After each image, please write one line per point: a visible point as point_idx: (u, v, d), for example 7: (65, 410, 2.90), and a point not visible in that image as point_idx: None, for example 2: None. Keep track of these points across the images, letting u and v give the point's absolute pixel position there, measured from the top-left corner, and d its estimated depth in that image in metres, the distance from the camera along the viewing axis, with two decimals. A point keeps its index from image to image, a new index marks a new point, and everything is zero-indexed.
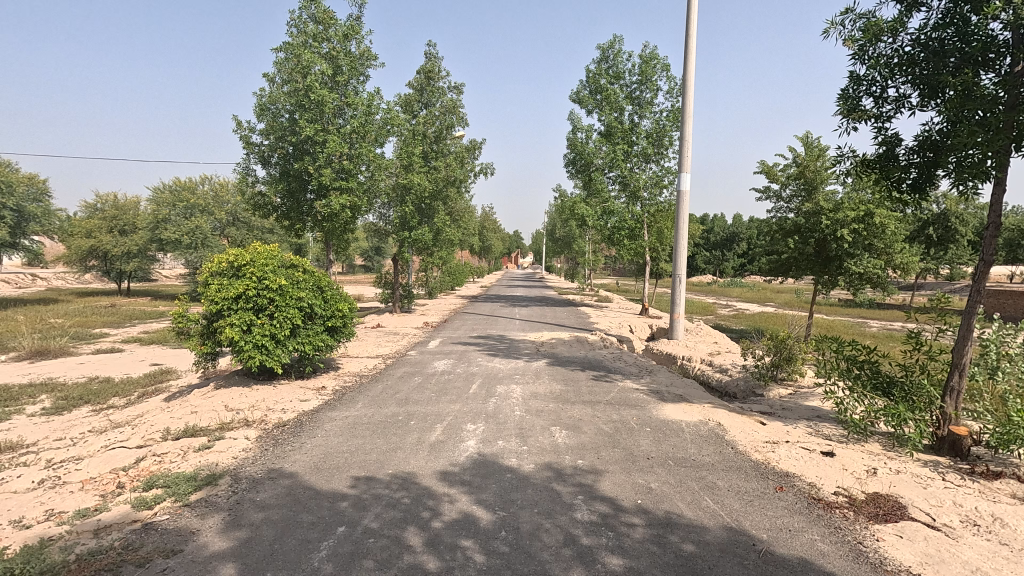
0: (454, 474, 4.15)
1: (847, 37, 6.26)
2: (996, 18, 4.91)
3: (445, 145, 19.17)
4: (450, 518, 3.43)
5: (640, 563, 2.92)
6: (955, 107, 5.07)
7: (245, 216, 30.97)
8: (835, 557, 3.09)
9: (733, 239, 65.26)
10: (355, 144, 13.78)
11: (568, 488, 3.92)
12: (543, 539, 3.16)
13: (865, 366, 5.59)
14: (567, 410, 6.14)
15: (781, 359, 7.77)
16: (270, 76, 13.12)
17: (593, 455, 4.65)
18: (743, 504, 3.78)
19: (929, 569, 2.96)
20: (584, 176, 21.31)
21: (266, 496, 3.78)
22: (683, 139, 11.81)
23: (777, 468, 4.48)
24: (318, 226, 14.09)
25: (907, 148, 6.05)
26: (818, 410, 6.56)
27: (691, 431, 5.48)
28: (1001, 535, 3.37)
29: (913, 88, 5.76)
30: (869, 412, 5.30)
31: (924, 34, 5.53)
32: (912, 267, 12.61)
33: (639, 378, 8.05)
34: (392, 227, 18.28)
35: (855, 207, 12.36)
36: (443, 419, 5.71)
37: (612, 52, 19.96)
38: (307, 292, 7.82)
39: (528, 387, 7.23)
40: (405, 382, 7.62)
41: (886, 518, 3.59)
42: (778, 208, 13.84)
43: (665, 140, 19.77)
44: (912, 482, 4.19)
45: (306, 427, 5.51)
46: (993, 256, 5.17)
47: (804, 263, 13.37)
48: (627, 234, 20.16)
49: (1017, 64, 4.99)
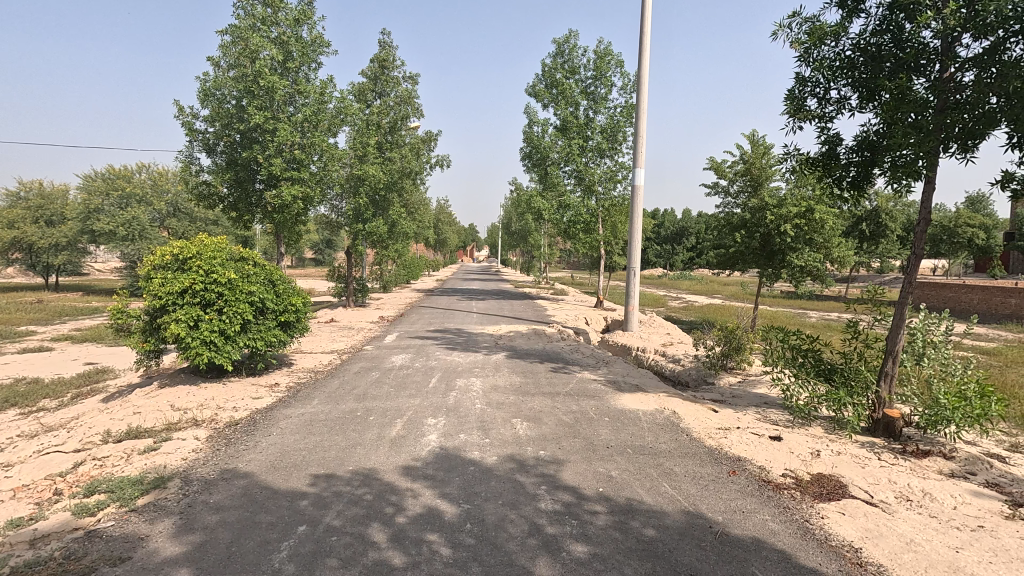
0: (417, 469, 4.12)
1: (793, 40, 6.53)
2: (927, 28, 5.25)
3: (400, 136, 18.94)
4: (414, 512, 3.40)
5: (605, 550, 2.98)
6: (891, 109, 5.38)
7: (186, 206, 29.53)
8: (785, 536, 3.25)
9: (683, 234, 67.40)
10: (306, 134, 13.37)
11: (531, 479, 3.96)
12: (508, 530, 3.19)
13: (808, 354, 5.86)
14: (527, 401, 6.19)
15: (731, 349, 8.15)
16: (215, 60, 12.48)
17: (554, 446, 4.71)
18: (699, 488, 3.92)
19: (868, 543, 3.17)
20: (540, 169, 21.47)
21: (221, 497, 3.64)
22: (637, 134, 12.01)
23: (729, 453, 4.68)
24: (268, 218, 13.55)
25: (846, 148, 6.38)
26: (765, 396, 6.88)
27: (648, 419, 5.63)
28: (931, 509, 3.65)
29: (853, 90, 6.07)
30: (812, 398, 5.58)
31: (863, 40, 5.83)
32: (848, 260, 13.35)
33: (596, 369, 8.21)
34: (344, 219, 17.73)
35: (797, 203, 12.95)
36: (402, 414, 5.64)
37: (567, 46, 20.11)
38: (258, 285, 7.54)
39: (488, 380, 7.24)
40: (361, 377, 7.47)
41: (830, 497, 3.81)
42: (726, 203, 14.36)
43: (619, 136, 20.06)
44: (852, 463, 4.46)
45: (259, 425, 5.33)
46: (923, 250, 5.54)
47: (750, 257, 13.91)
48: (582, 228, 20.43)
49: (947, 70, 5.33)
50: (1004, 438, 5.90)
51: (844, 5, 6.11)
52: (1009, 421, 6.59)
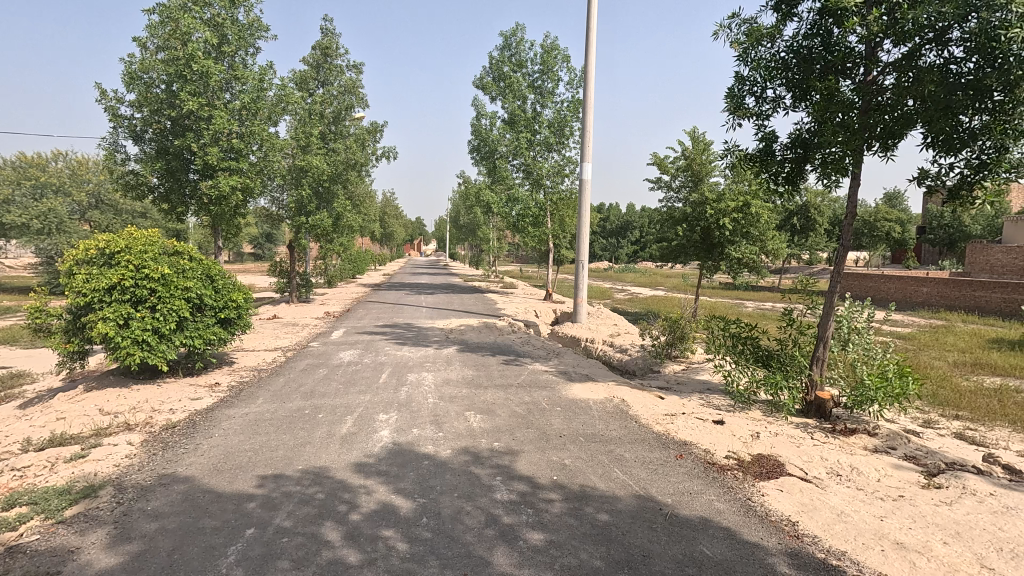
0: (369, 465, 4.05)
1: (733, 40, 6.79)
2: (852, 34, 5.58)
3: (344, 127, 18.46)
4: (368, 509, 3.34)
5: (560, 536, 3.04)
6: (821, 109, 5.69)
7: (110, 198, 27.62)
8: (729, 514, 3.42)
9: (627, 228, 69.27)
10: (244, 122, 12.77)
11: (486, 470, 3.98)
12: (465, 522, 3.19)
13: (748, 341, 6.12)
14: (480, 394, 6.21)
15: (675, 338, 8.49)
16: (141, 41, 11.68)
17: (508, 437, 4.74)
18: (648, 473, 4.05)
19: (804, 517, 3.37)
20: (488, 162, 21.43)
21: (160, 504, 3.45)
22: (584, 129, 12.18)
23: (676, 438, 4.85)
24: (204, 211, 12.82)
25: (781, 145, 6.71)
26: (708, 383, 7.20)
27: (599, 408, 5.77)
28: (858, 482, 3.93)
29: (787, 90, 6.39)
30: (752, 383, 5.84)
31: (796, 42, 6.14)
32: (781, 252, 14.08)
33: (547, 360, 8.31)
34: (286, 212, 17.01)
35: (735, 197, 13.51)
36: (353, 410, 5.53)
37: (514, 40, 20.11)
38: (195, 281, 7.16)
39: (439, 374, 7.19)
40: (308, 374, 7.25)
41: (768, 476, 4.03)
42: (669, 197, 14.84)
43: (566, 130, 20.27)
44: (788, 443, 4.72)
45: (199, 427, 5.08)
46: (849, 243, 5.91)
47: (692, 250, 14.42)
48: (530, 221, 20.54)
49: (870, 74, 5.68)
50: (918, 416, 6.44)
51: (779, 7, 6.39)
52: (923, 400, 7.19)
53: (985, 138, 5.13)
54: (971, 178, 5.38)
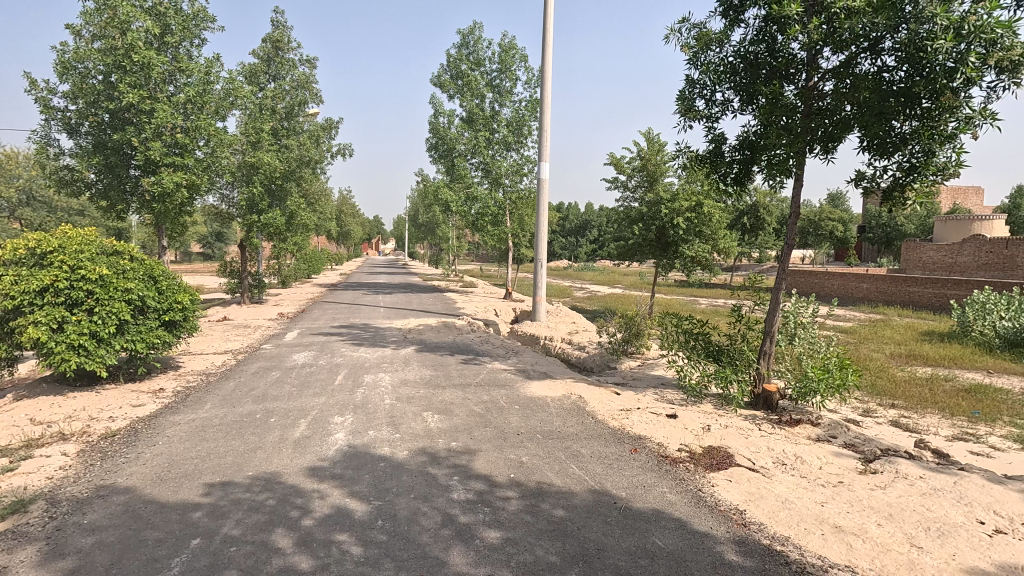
0: (323, 469, 3.97)
1: (684, 44, 6.97)
2: (795, 41, 5.82)
3: (297, 123, 18.17)
4: (322, 514, 3.27)
5: (517, 533, 3.06)
6: (766, 113, 5.91)
7: (43, 194, 26.03)
8: (681, 505, 3.52)
9: (586, 227, 70.24)
10: (189, 116, 12.25)
11: (443, 470, 3.96)
12: (421, 523, 3.16)
13: (700, 337, 6.28)
14: (438, 394, 6.17)
15: (631, 335, 8.62)
16: (75, 28, 11.04)
17: (466, 436, 4.74)
18: (604, 467, 4.13)
19: (751, 505, 3.51)
20: (447, 161, 21.31)
21: (98, 517, 3.28)
22: (541, 129, 12.25)
23: (631, 433, 4.95)
24: (146, 208, 12.22)
25: (730, 146, 6.93)
26: (662, 378, 7.38)
27: (557, 405, 5.84)
28: (801, 470, 4.11)
29: (735, 93, 6.60)
30: (703, 377, 6.01)
31: (743, 47, 6.36)
32: (731, 250, 14.56)
33: (506, 359, 8.34)
34: (237, 210, 16.44)
35: (689, 197, 13.88)
36: (307, 413, 5.40)
37: (472, 38, 20.06)
38: (137, 282, 6.83)
39: (397, 374, 7.11)
40: (260, 378, 7.02)
41: (718, 467, 4.17)
42: (625, 197, 15.12)
43: (524, 130, 20.33)
44: (737, 434, 4.89)
45: (141, 435, 4.85)
46: (794, 241, 6.16)
47: (647, 249, 14.73)
48: (489, 220, 20.50)
49: (811, 79, 5.93)
50: (858, 405, 6.80)
51: (727, 13, 6.60)
52: (862, 390, 7.59)
53: (915, 142, 5.44)
54: (903, 180, 5.69)
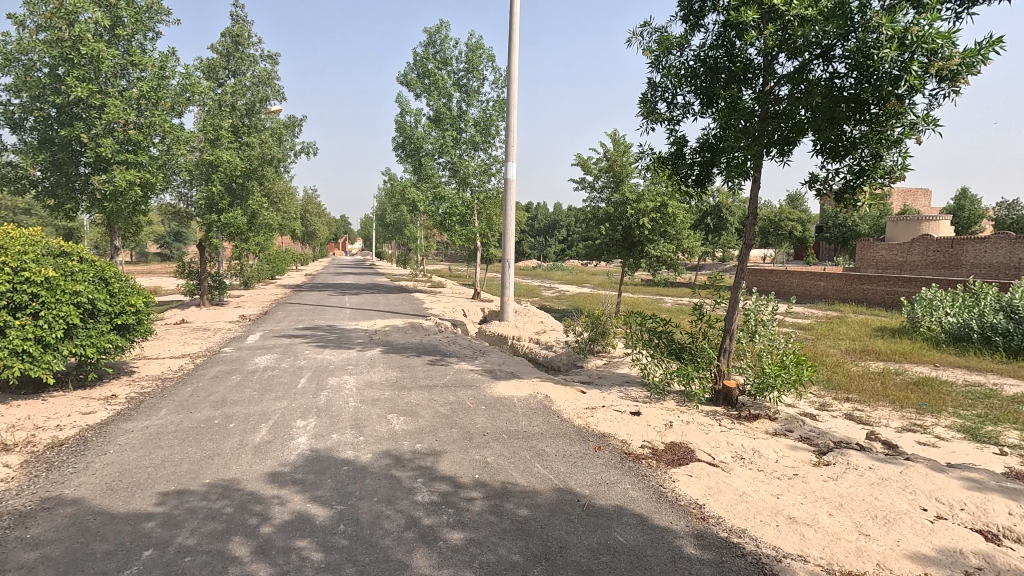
0: (284, 474, 3.89)
1: (646, 47, 7.08)
2: (751, 46, 5.99)
3: (258, 120, 17.74)
4: (281, 520, 3.21)
5: (480, 534, 3.06)
6: (725, 115, 6.07)
7: None
8: (642, 501, 3.58)
9: (554, 227, 70.70)
10: (143, 112, 11.82)
11: (408, 472, 3.93)
12: (384, 526, 3.13)
13: (663, 335, 6.40)
14: (403, 396, 6.12)
15: (597, 334, 8.73)
16: (18, 18, 10.52)
17: (431, 437, 4.71)
18: (568, 465, 4.17)
19: (710, 499, 3.60)
20: (414, 160, 21.13)
21: (42, 530, 3.14)
22: (508, 129, 12.27)
23: (595, 431, 5.02)
24: (96, 207, 11.73)
25: (691, 149, 7.08)
26: (628, 376, 7.49)
27: (523, 404, 5.86)
28: (759, 464, 4.24)
29: (695, 97, 6.74)
30: (666, 375, 6.13)
31: (703, 52, 6.51)
32: (695, 250, 14.87)
33: (473, 359, 8.33)
34: (195, 210, 15.94)
35: (654, 198, 14.12)
36: (268, 418, 5.28)
37: (438, 37, 19.94)
38: (86, 284, 6.56)
39: (362, 377, 7.02)
40: (219, 382, 6.83)
41: (680, 462, 4.26)
42: (592, 197, 15.28)
43: (492, 130, 20.30)
44: (698, 430, 5.01)
45: (91, 443, 4.66)
46: (752, 240, 6.32)
47: (614, 249, 14.92)
48: (457, 220, 20.40)
49: (767, 84, 6.10)
50: (814, 400, 7.04)
51: (687, 18, 6.74)
52: (819, 385, 7.86)
53: (864, 146, 5.67)
54: (854, 182, 5.92)
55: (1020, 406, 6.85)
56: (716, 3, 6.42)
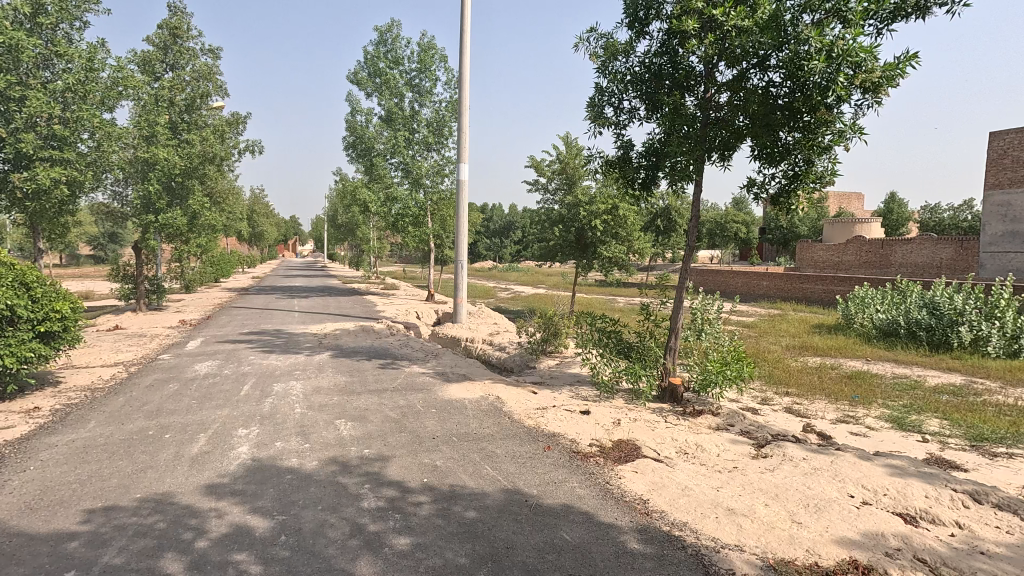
0: (223, 486, 3.74)
1: (592, 53, 7.22)
2: (693, 54, 6.19)
3: (199, 116, 17.00)
4: (218, 534, 3.08)
5: (427, 538, 3.04)
6: (669, 121, 6.25)
7: None
8: (589, 498, 3.64)
9: (510, 228, 70.98)
10: (69, 106, 11.12)
11: (354, 479, 3.85)
12: (328, 535, 3.06)
13: (612, 335, 6.52)
14: (352, 401, 5.99)
15: (549, 334, 8.81)
16: None
17: (380, 442, 4.64)
18: (517, 466, 4.19)
19: (654, 494, 3.69)
20: (365, 161, 20.75)
21: None
22: (460, 130, 12.23)
23: (545, 431, 5.06)
24: (17, 206, 10.95)
25: (637, 153, 7.25)
26: (579, 376, 7.59)
27: (474, 406, 5.85)
28: (701, 458, 4.38)
29: (640, 102, 6.92)
30: (615, 373, 6.25)
31: (647, 59, 6.69)
32: (646, 251, 15.23)
33: (425, 362, 8.25)
34: (131, 209, 15.12)
35: (605, 200, 14.38)
36: (207, 427, 5.07)
37: (390, 36, 19.67)
38: (5, 289, 6.12)
39: (309, 382, 6.83)
40: (155, 391, 6.50)
41: (626, 459, 4.36)
42: (545, 199, 15.44)
43: (445, 131, 20.16)
44: (645, 427, 5.13)
45: (9, 460, 4.34)
46: (695, 242, 6.53)
47: (567, 250, 15.10)
48: (410, 221, 20.17)
49: (708, 92, 6.33)
50: (756, 395, 7.34)
51: (632, 25, 6.91)
52: (760, 380, 8.20)
53: (798, 152, 5.95)
54: (788, 186, 6.21)
55: (940, 396, 7.38)
56: (660, 12, 6.60)
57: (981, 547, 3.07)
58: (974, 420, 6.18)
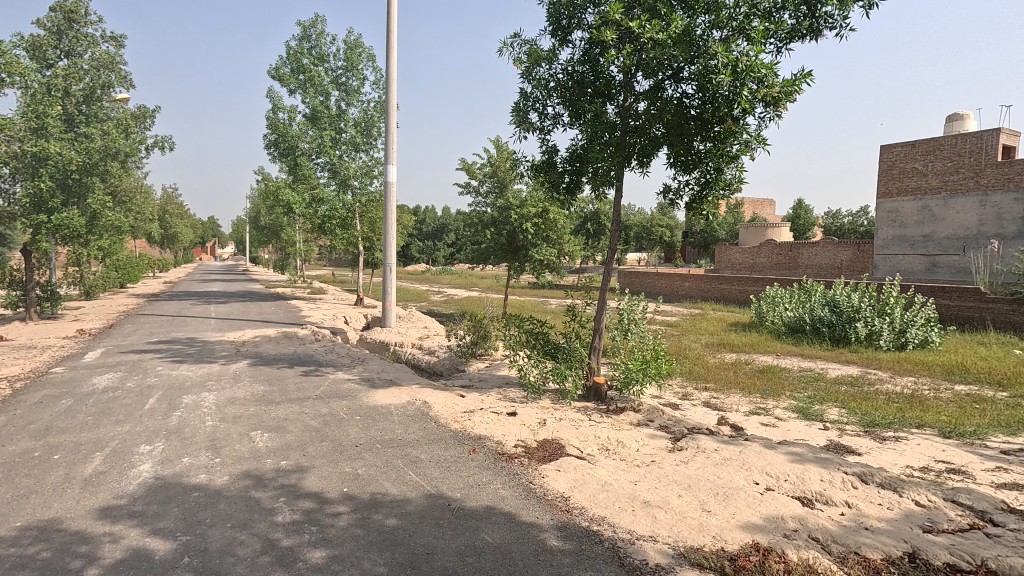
0: (120, 508, 3.46)
1: (516, 58, 7.31)
2: (613, 64, 6.42)
3: (99, 108, 15.68)
4: (112, 560, 2.86)
5: (344, 549, 2.96)
6: (590, 127, 6.44)
7: None
8: (512, 499, 3.67)
9: (443, 231, 70.56)
10: None
11: (269, 493, 3.68)
12: (237, 553, 2.91)
13: (539, 336, 6.62)
14: (270, 411, 5.73)
15: (479, 337, 8.82)
16: None
17: (298, 453, 4.46)
18: (442, 470, 4.17)
19: (574, 491, 3.78)
20: (289, 160, 19.96)
21: None
22: (388, 131, 12.01)
23: (471, 434, 5.05)
24: None
25: (561, 158, 7.42)
26: (507, 377, 7.65)
27: (400, 412, 5.76)
28: (621, 454, 4.53)
29: (564, 108, 7.08)
30: (541, 374, 6.37)
31: (571, 66, 6.86)
32: (576, 254, 15.56)
33: (351, 368, 8.03)
34: (18, 208, 13.71)
35: (535, 204, 14.59)
36: (104, 445, 4.67)
37: (314, 31, 19.02)
38: None
39: (224, 393, 6.45)
40: (44, 408, 5.91)
41: (550, 458, 4.43)
42: (477, 202, 15.49)
43: (374, 131, 19.72)
44: (569, 426, 5.24)
45: None
46: (617, 245, 6.75)
47: (499, 252, 15.20)
48: (338, 223, 19.56)
49: (627, 100, 6.57)
50: (678, 390, 7.71)
51: (556, 33, 7.07)
52: (681, 376, 8.62)
53: (709, 161, 6.31)
54: (700, 193, 6.56)
55: (839, 386, 8.07)
56: (582, 21, 6.79)
57: (866, 523, 3.38)
58: (868, 407, 6.79)
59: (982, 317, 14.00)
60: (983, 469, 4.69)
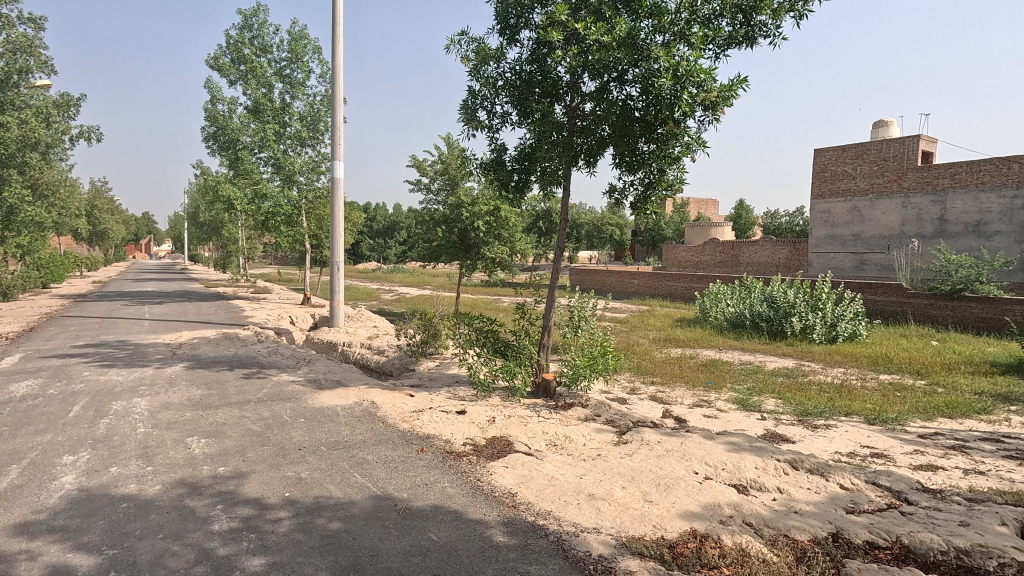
0: (39, 523, 3.24)
1: (463, 56, 7.27)
2: (559, 65, 6.49)
3: (16, 94, 14.55)
4: None
5: (284, 555, 2.88)
6: (538, 127, 6.49)
7: None
8: (459, 497, 3.67)
9: (394, 228, 69.47)
10: None
11: (205, 501, 3.54)
12: (168, 565, 2.79)
13: (489, 334, 6.62)
14: (208, 415, 5.49)
15: (429, 336, 8.73)
16: None
17: (238, 458, 4.31)
18: (388, 471, 4.12)
19: (522, 487, 3.82)
20: (230, 154, 19.14)
21: None
22: (334, 126, 11.70)
23: (419, 433, 5.01)
24: None
25: (510, 156, 7.45)
26: (457, 376, 7.62)
27: (347, 413, 5.64)
28: (569, 449, 4.61)
29: (512, 107, 7.10)
30: (491, 372, 6.38)
31: (518, 66, 6.89)
32: (528, 252, 15.65)
33: (296, 369, 7.80)
34: None
35: (487, 202, 14.57)
36: (21, 457, 4.35)
37: (255, 20, 18.29)
38: None
39: (158, 398, 6.14)
40: None
41: (499, 456, 4.45)
42: (428, 200, 15.34)
43: (321, 125, 19.17)
44: (517, 423, 5.28)
45: None
46: (565, 243, 6.84)
47: (451, 250, 15.11)
48: (283, 220, 18.91)
49: (574, 101, 6.66)
50: (626, 385, 7.90)
51: (504, 32, 7.08)
52: (629, 371, 8.84)
53: (653, 162, 6.48)
54: (644, 193, 6.73)
55: (776, 378, 8.50)
56: (529, 21, 6.83)
57: (795, 507, 3.58)
58: (801, 397, 7.17)
59: (903, 311, 15.01)
60: (902, 453, 5.05)
